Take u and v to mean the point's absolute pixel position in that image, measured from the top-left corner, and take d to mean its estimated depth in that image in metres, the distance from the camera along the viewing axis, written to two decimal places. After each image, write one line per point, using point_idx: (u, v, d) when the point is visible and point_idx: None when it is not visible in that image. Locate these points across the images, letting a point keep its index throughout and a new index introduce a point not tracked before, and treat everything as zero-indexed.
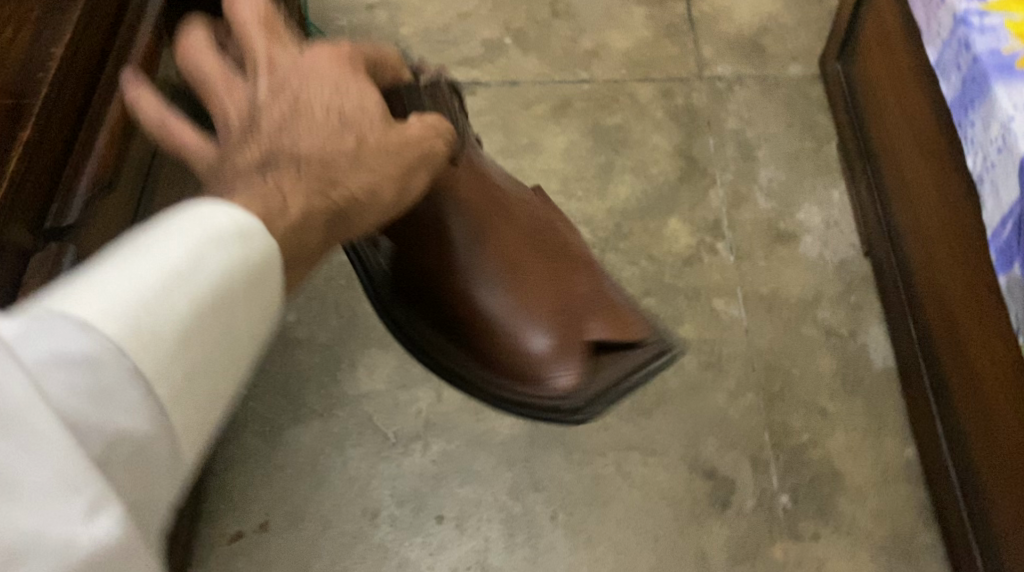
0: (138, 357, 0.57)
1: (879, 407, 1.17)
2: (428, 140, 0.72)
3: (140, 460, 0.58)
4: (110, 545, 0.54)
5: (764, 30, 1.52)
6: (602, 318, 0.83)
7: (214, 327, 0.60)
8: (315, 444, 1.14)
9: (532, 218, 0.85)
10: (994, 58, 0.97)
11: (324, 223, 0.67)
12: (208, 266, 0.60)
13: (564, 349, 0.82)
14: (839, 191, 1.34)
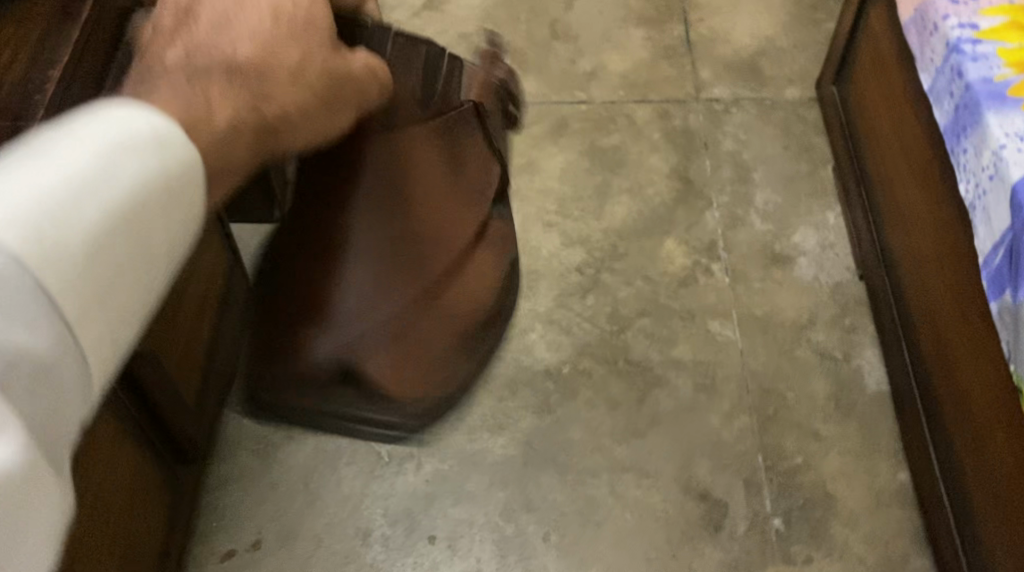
0: (46, 261, 0.56)
1: (873, 431, 1.17)
2: (365, 78, 0.80)
3: (45, 378, 0.56)
4: (13, 463, 0.53)
5: (761, 53, 1.53)
6: None
7: (125, 240, 0.61)
8: (308, 462, 1.14)
9: None
10: (986, 86, 0.98)
11: (255, 130, 0.73)
12: (121, 175, 0.61)
13: None
14: (835, 213, 1.35)
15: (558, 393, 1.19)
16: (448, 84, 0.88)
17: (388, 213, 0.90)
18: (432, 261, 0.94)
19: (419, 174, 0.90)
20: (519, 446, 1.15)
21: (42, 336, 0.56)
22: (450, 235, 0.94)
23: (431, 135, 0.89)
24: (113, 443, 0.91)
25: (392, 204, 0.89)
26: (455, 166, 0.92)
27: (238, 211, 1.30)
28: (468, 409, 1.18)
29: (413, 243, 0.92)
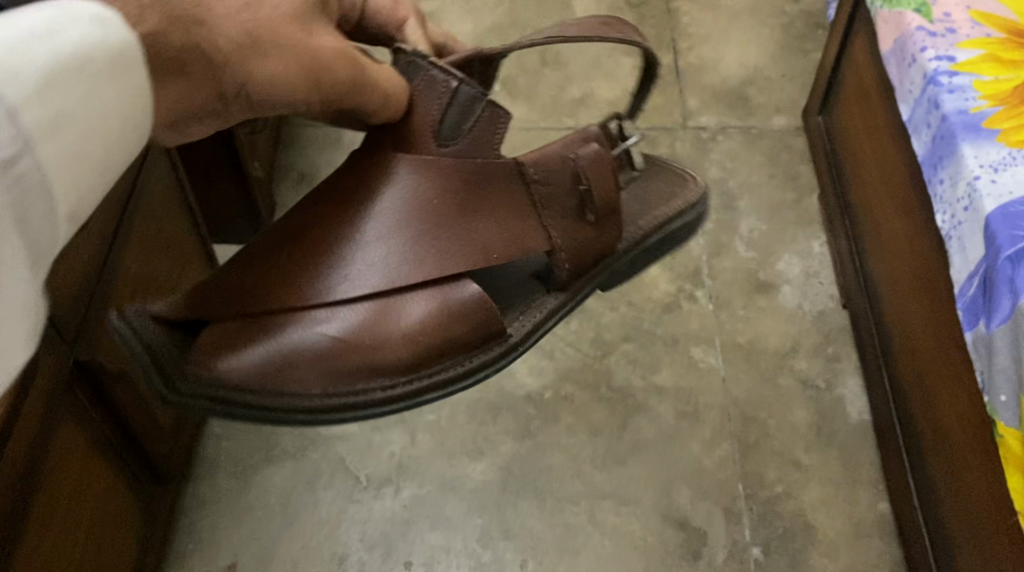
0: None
1: (855, 461, 1.16)
2: (331, 59, 0.74)
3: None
4: None
5: (749, 83, 1.54)
6: (246, 351, 0.75)
7: (71, 94, 0.60)
8: (286, 485, 1.13)
9: (395, 275, 0.77)
10: (962, 117, 0.98)
11: (177, 53, 0.66)
12: (70, 35, 0.60)
13: (231, 312, 0.77)
14: (819, 242, 1.35)
15: (539, 418, 1.18)
16: (479, 130, 0.79)
17: (349, 222, 0.78)
18: (357, 279, 0.77)
19: (405, 191, 0.78)
20: (497, 472, 1.15)
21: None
22: (395, 259, 0.77)
23: (444, 165, 0.78)
24: (85, 463, 0.91)
25: (358, 209, 0.78)
26: (459, 203, 0.78)
27: (219, 232, 1.32)
28: (448, 433, 1.17)
29: (353, 254, 0.77)
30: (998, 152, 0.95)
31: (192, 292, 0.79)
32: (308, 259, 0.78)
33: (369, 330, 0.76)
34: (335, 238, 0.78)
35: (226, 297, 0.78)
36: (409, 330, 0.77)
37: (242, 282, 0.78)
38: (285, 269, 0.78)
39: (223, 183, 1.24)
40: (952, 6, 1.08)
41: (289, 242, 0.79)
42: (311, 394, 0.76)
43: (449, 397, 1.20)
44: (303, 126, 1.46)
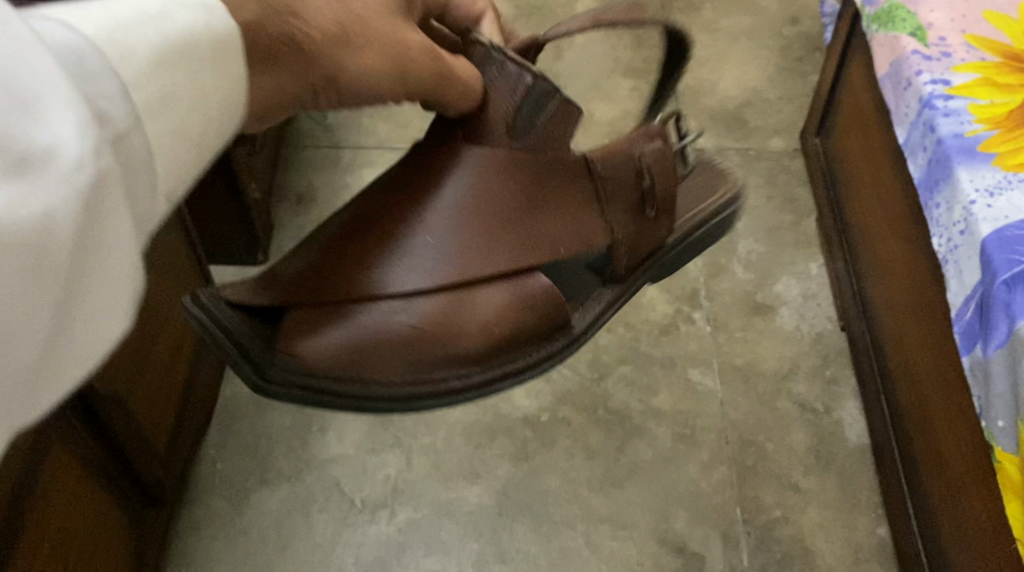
0: (90, 63, 0.54)
1: (853, 485, 1.16)
2: (413, 49, 0.70)
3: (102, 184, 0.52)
4: (52, 226, 0.50)
5: (747, 105, 1.53)
6: (332, 340, 0.72)
7: (177, 75, 0.57)
8: (281, 507, 1.13)
9: (474, 267, 0.75)
10: (957, 141, 0.99)
11: (265, 45, 0.63)
12: (178, 18, 0.58)
13: (309, 298, 0.73)
14: (817, 264, 1.34)
15: (536, 441, 1.18)
16: (553, 123, 0.77)
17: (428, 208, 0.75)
18: (441, 265, 0.74)
19: (484, 180, 0.76)
20: (493, 496, 1.14)
21: (73, 116, 0.52)
22: (475, 248, 0.75)
23: (522, 155, 0.77)
24: (76, 486, 0.90)
25: (437, 195, 0.76)
26: (530, 194, 0.77)
27: (216, 253, 1.31)
28: (444, 455, 1.17)
29: (432, 243, 0.74)
30: (994, 176, 0.95)
31: (263, 275, 0.75)
32: (388, 243, 0.74)
33: (454, 318, 0.74)
34: (417, 224, 0.75)
35: (303, 280, 0.74)
36: (487, 322, 0.75)
37: (317, 266, 0.74)
38: (362, 253, 0.74)
39: (220, 203, 1.24)
40: (947, 29, 1.09)
41: (362, 225, 0.75)
42: (395, 381, 0.73)
43: (446, 419, 1.19)
44: (302, 148, 1.46)
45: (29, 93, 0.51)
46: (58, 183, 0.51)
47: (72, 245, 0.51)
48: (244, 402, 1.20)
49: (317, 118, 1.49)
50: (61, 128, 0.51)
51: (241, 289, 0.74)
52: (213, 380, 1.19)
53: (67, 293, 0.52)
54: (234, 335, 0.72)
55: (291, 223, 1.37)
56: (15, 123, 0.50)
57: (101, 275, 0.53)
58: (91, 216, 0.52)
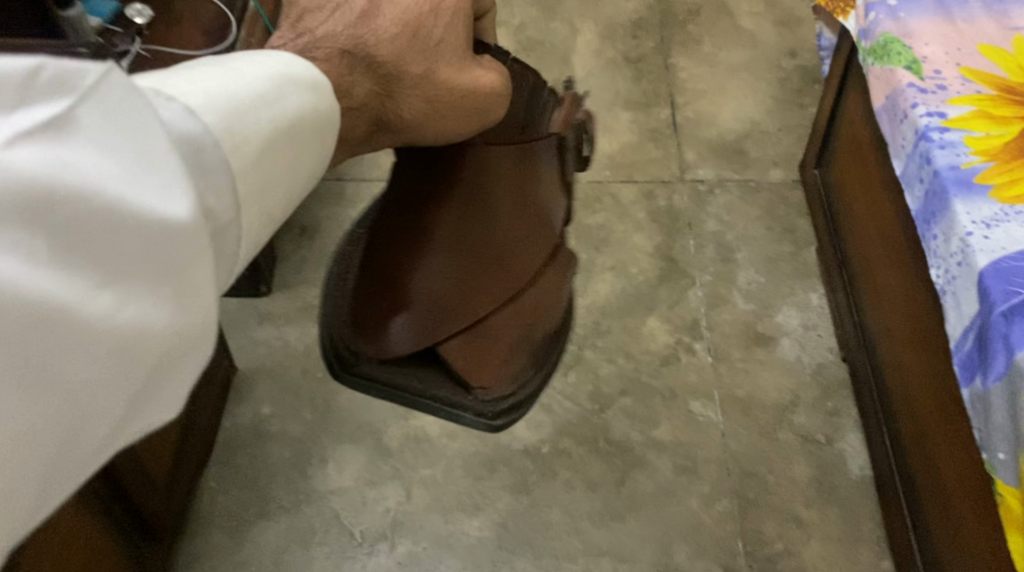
0: (208, 153, 0.55)
1: (856, 518, 1.15)
2: (486, 99, 0.75)
3: (186, 284, 0.53)
4: (140, 333, 0.51)
5: (746, 136, 1.54)
6: (478, 357, 0.86)
7: (279, 161, 0.59)
8: (280, 541, 1.12)
9: (530, 256, 0.87)
10: (954, 173, 1.00)
11: (366, 119, 0.69)
12: (292, 102, 0.60)
13: (429, 332, 0.83)
14: (818, 294, 1.35)
15: (536, 473, 1.17)
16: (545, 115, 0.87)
17: (473, 219, 0.83)
18: (510, 269, 0.86)
19: (499, 187, 0.84)
20: (494, 529, 1.13)
21: (188, 213, 0.52)
22: (524, 239, 0.87)
23: (513, 150, 0.84)
24: (74, 521, 0.89)
25: (474, 206, 0.83)
26: (536, 179, 0.87)
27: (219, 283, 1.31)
28: (444, 488, 1.16)
29: (496, 246, 0.85)
30: (991, 209, 0.96)
31: (366, 316, 0.83)
32: (462, 257, 0.83)
33: (536, 305, 0.89)
34: (474, 238, 0.83)
35: (412, 311, 0.82)
36: (553, 291, 0.91)
37: (408, 291, 0.82)
38: (441, 273, 0.83)
39: None
40: (942, 62, 1.09)
41: (419, 242, 0.82)
42: (523, 367, 0.92)
43: (446, 451, 1.19)
44: None
45: (149, 190, 0.51)
46: (152, 293, 0.52)
47: (156, 353, 0.52)
48: (243, 434, 1.20)
49: None
50: (177, 226, 0.52)
51: (367, 341, 0.83)
52: (215, 412, 1.19)
53: (139, 394, 0.52)
54: (398, 385, 0.85)
55: (293, 255, 1.37)
56: (136, 222, 0.51)
57: (175, 376, 0.53)
58: (180, 326, 0.53)
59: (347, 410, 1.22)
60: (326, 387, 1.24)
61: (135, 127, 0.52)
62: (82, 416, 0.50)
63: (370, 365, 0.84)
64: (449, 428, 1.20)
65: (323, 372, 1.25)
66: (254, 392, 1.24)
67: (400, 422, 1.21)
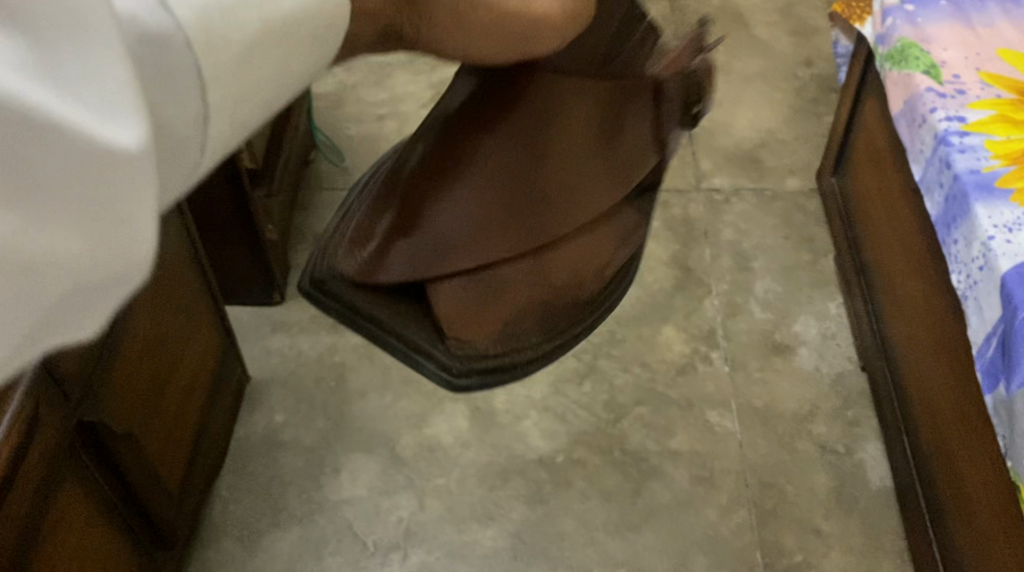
0: (177, 58, 0.46)
1: (877, 529, 1.13)
2: (542, 27, 0.64)
3: (111, 214, 0.44)
4: (49, 259, 0.43)
5: (762, 145, 1.53)
6: (472, 307, 0.69)
7: (263, 69, 0.50)
8: (293, 551, 1.11)
9: (568, 208, 0.72)
10: (974, 177, 0.98)
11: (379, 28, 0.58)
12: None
13: (420, 263, 0.68)
14: (836, 303, 1.33)
15: (551, 483, 1.16)
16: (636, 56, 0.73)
17: (519, 149, 0.69)
18: (550, 215, 0.71)
19: (559, 117, 0.70)
20: (508, 539, 1.12)
21: (134, 137, 0.44)
22: (569, 190, 0.72)
23: (586, 89, 0.71)
24: (87, 526, 0.88)
25: (523, 129, 0.69)
26: (607, 126, 0.73)
27: (231, 292, 1.30)
28: (458, 498, 1.15)
29: (531, 188, 0.70)
30: (1012, 212, 0.95)
31: (363, 232, 0.69)
32: (494, 187, 0.69)
33: (570, 266, 0.73)
34: (515, 170, 0.69)
35: (417, 240, 0.68)
36: (595, 264, 0.75)
37: (421, 219, 0.69)
38: (463, 204, 0.69)
39: (236, 244, 1.24)
40: (962, 67, 1.08)
41: (449, 166, 0.69)
42: (532, 338, 0.73)
43: (459, 460, 1.17)
44: (319, 189, 1.46)
45: (84, 103, 0.43)
46: (69, 220, 0.43)
47: (64, 280, 0.43)
48: (256, 444, 1.19)
49: (334, 160, 1.49)
50: (117, 150, 0.44)
51: (354, 257, 0.68)
52: (229, 420, 1.18)
53: (41, 317, 0.44)
54: (366, 313, 0.68)
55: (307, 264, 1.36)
56: (58, 135, 0.42)
57: (94, 301, 0.45)
58: (100, 249, 0.44)
59: (360, 419, 1.21)
60: (340, 396, 1.23)
61: (74, 24, 0.43)
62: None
63: (342, 286, 0.68)
64: (463, 437, 1.19)
65: (336, 382, 1.24)
66: (267, 401, 1.22)
67: (413, 431, 1.19)
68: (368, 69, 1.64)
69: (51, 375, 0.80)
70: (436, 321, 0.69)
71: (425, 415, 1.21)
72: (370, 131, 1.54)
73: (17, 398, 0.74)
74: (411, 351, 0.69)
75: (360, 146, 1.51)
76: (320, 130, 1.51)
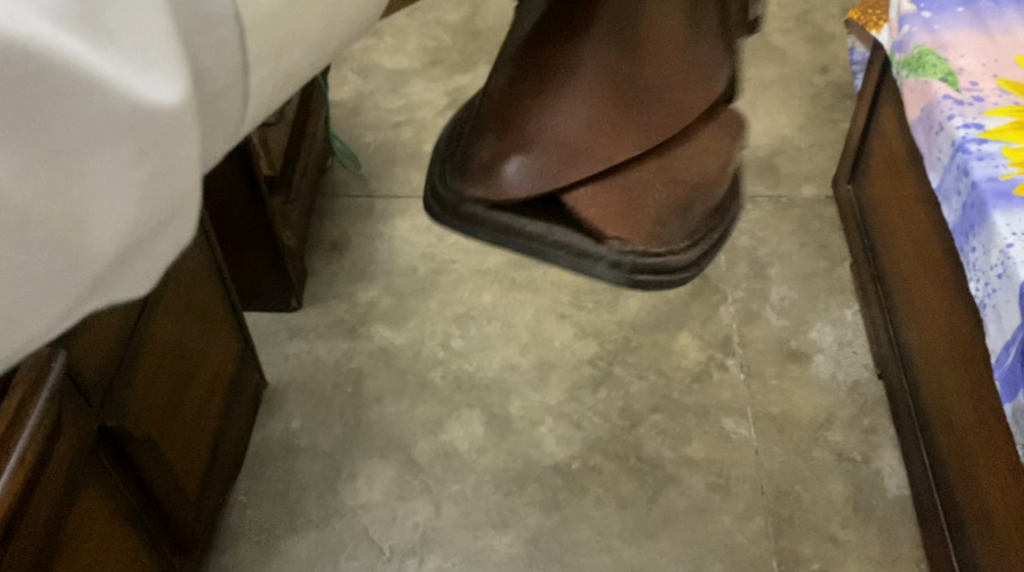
0: (213, 6, 0.49)
1: (895, 537, 1.12)
2: None
3: (163, 174, 0.48)
4: (104, 224, 0.47)
5: (778, 152, 1.53)
6: (618, 206, 0.70)
7: (302, 22, 0.53)
8: (309, 555, 1.11)
9: (673, 104, 0.73)
10: (992, 184, 0.98)
11: None
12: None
13: (543, 172, 0.69)
14: (853, 310, 1.32)
15: (566, 489, 1.15)
16: None
17: (619, 52, 0.70)
18: (657, 114, 0.72)
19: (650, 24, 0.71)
20: (524, 545, 1.12)
21: (173, 89, 0.47)
22: (671, 86, 0.72)
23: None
24: (107, 529, 0.88)
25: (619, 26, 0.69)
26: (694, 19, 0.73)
27: (248, 299, 1.31)
28: (474, 504, 1.14)
29: (630, 83, 0.70)
30: None
31: (473, 157, 0.70)
32: (602, 91, 0.70)
33: (698, 161, 0.75)
34: (619, 84, 0.70)
35: (535, 151, 0.69)
36: (716, 156, 0.76)
37: (532, 130, 0.69)
38: (570, 112, 0.69)
39: (255, 250, 1.24)
40: (979, 74, 1.08)
41: (551, 80, 0.69)
42: (686, 235, 0.73)
43: (475, 466, 1.17)
44: (337, 196, 1.46)
45: (127, 55, 0.46)
46: (120, 174, 0.47)
47: (114, 239, 0.47)
48: (274, 449, 1.19)
49: (351, 167, 1.50)
50: (162, 103, 0.47)
51: (480, 180, 0.69)
52: (247, 426, 1.18)
53: (101, 275, 0.48)
54: (517, 230, 0.69)
55: (324, 270, 1.37)
56: (99, 91, 0.45)
57: (142, 264, 0.49)
58: (148, 201, 0.48)
59: (377, 424, 1.21)
60: (356, 402, 1.23)
61: None
62: (26, 299, 0.46)
63: (465, 209, 0.69)
64: (479, 443, 1.19)
65: (353, 387, 1.24)
66: (285, 407, 1.23)
67: (430, 437, 1.20)
68: (384, 76, 1.65)
69: (69, 379, 0.80)
70: (585, 227, 0.70)
71: (441, 420, 1.21)
72: (387, 137, 1.54)
73: (39, 405, 0.74)
74: (573, 255, 0.70)
75: (377, 153, 1.52)
76: (338, 138, 1.52)
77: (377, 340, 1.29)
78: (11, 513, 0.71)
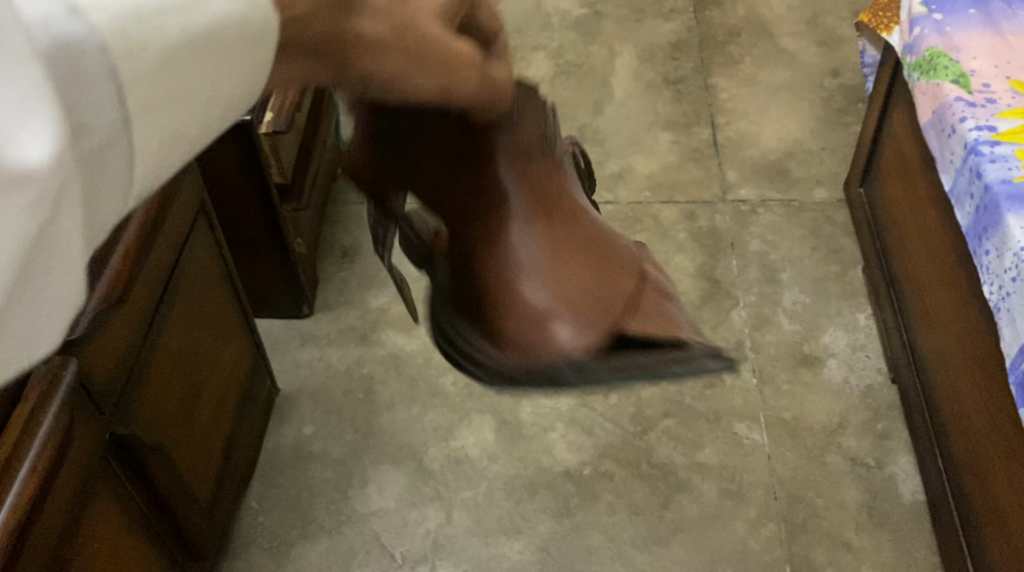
0: (90, 60, 0.47)
1: (909, 544, 1.11)
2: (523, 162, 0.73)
3: (45, 232, 0.47)
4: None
5: (789, 156, 1.52)
6: (662, 317, 0.73)
7: (196, 74, 0.51)
8: (320, 563, 1.11)
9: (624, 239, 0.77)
10: (1005, 187, 0.97)
11: None
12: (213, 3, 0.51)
13: (587, 325, 0.72)
14: (865, 315, 1.32)
15: (577, 496, 1.15)
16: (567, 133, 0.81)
17: (547, 213, 0.74)
18: (622, 248, 0.76)
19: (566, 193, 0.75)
20: (536, 551, 1.11)
21: (45, 149, 0.46)
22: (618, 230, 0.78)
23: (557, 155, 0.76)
24: (117, 533, 0.88)
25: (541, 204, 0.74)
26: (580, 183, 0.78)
27: (258, 306, 1.31)
28: (485, 511, 1.14)
29: (588, 235, 0.75)
30: None
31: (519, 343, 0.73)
32: (568, 251, 0.74)
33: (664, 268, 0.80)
34: (577, 242, 0.74)
35: (564, 309, 0.72)
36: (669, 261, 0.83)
37: (547, 299, 0.72)
38: (555, 273, 0.73)
39: (265, 258, 1.24)
40: (991, 76, 1.07)
41: (522, 261, 0.73)
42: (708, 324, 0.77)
43: (487, 473, 1.17)
44: (346, 203, 1.46)
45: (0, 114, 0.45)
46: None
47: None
48: (285, 456, 1.19)
49: None
50: (32, 163, 0.45)
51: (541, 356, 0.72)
52: (258, 433, 1.18)
53: None
54: (620, 365, 0.71)
55: (335, 278, 1.37)
56: None
57: (37, 321, 0.48)
58: (24, 265, 0.46)
59: (388, 431, 1.20)
60: (368, 409, 1.22)
61: None
62: None
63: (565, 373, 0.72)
64: (491, 450, 1.19)
65: (364, 394, 1.24)
66: (296, 414, 1.23)
67: (440, 443, 1.19)
68: None
69: (82, 387, 0.80)
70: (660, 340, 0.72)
71: (453, 427, 1.20)
72: None
73: (51, 413, 0.74)
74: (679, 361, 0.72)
75: None
76: None
77: (388, 346, 1.29)
78: (16, 539, 0.70)
